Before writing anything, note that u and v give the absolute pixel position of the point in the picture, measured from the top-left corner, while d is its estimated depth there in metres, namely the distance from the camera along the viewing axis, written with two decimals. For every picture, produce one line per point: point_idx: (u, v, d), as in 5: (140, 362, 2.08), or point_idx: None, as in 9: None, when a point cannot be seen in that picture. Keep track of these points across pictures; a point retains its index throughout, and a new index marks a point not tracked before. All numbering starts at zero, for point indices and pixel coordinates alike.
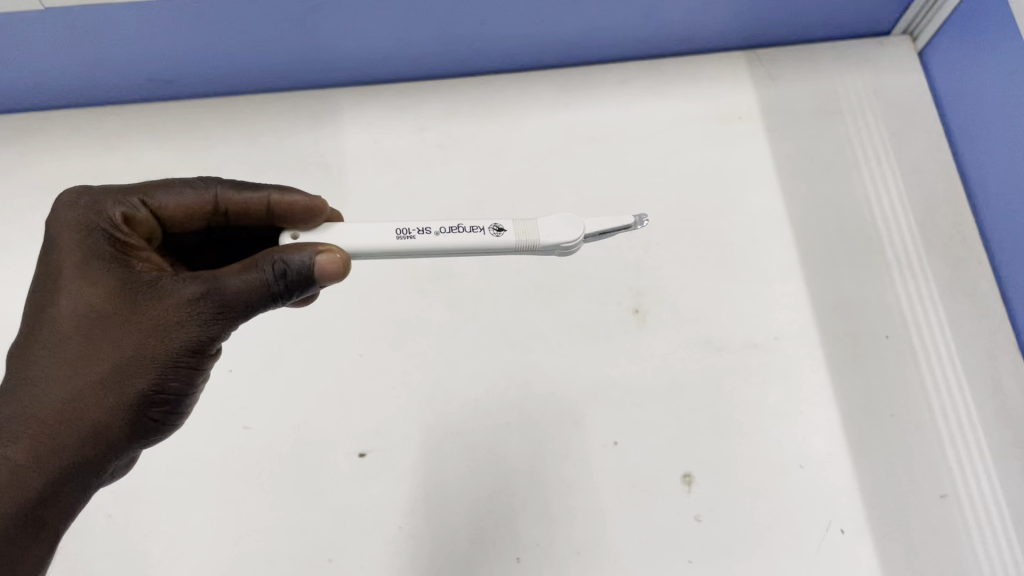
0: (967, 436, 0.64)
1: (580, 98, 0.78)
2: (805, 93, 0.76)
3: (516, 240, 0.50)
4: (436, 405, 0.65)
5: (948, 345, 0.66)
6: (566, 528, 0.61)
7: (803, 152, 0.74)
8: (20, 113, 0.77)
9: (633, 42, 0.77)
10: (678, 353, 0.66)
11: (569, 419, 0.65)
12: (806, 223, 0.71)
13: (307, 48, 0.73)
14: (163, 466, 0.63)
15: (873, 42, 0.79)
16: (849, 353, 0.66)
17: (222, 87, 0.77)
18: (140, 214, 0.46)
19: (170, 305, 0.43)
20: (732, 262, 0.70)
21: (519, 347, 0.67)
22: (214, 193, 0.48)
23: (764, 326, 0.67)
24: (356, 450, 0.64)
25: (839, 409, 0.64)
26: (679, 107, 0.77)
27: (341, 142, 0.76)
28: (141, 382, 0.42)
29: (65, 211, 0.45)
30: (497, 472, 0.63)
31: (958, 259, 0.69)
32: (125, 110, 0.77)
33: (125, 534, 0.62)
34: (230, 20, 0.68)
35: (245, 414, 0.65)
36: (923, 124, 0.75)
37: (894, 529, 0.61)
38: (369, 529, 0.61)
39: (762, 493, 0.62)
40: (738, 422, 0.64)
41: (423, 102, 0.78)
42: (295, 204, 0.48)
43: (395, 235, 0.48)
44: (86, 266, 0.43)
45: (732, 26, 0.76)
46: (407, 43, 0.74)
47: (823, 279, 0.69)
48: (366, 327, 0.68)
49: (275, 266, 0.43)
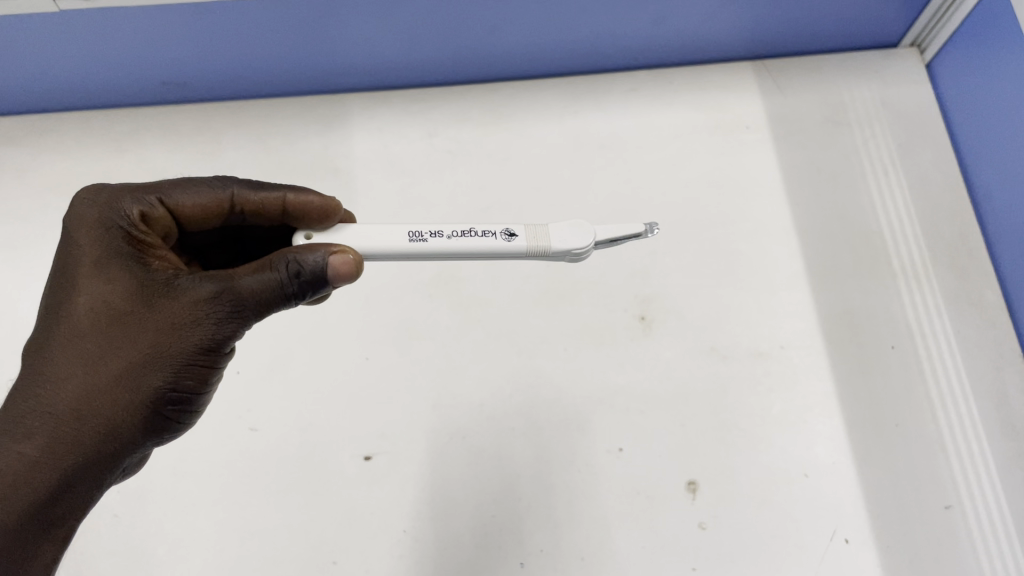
0: (972, 448, 0.63)
1: (587, 106, 0.78)
2: (812, 105, 0.77)
3: (528, 246, 0.51)
4: (442, 409, 0.65)
5: (953, 355, 0.66)
6: (571, 535, 0.61)
7: (810, 161, 0.75)
8: (33, 114, 0.78)
9: (641, 51, 0.78)
10: (684, 360, 0.67)
11: (574, 425, 0.65)
12: (812, 232, 0.72)
13: (318, 52, 0.73)
14: (168, 467, 0.64)
15: (880, 55, 0.80)
16: (855, 363, 0.66)
17: (235, 90, 0.78)
18: (156, 212, 0.46)
19: (187, 304, 0.43)
20: (738, 270, 0.70)
21: (525, 353, 0.67)
22: (230, 192, 0.48)
23: (769, 334, 0.67)
24: (361, 453, 0.64)
25: (843, 418, 0.64)
26: (686, 116, 0.77)
27: (351, 147, 0.77)
28: (156, 380, 0.43)
29: (84, 207, 0.45)
30: (502, 477, 0.63)
31: (965, 270, 0.70)
32: (137, 112, 0.78)
33: (131, 534, 0.62)
34: (242, 24, 0.68)
35: (252, 415, 0.66)
36: (930, 136, 0.75)
37: (897, 539, 0.61)
38: (374, 532, 0.62)
39: (766, 502, 0.62)
40: (743, 430, 0.64)
41: (433, 109, 0.78)
42: (309, 204, 0.49)
43: (408, 238, 0.49)
44: (103, 264, 0.44)
45: (741, 38, 0.77)
46: (418, 49, 0.74)
47: (830, 288, 0.69)
48: (373, 329, 0.69)
49: (289, 267, 0.44)
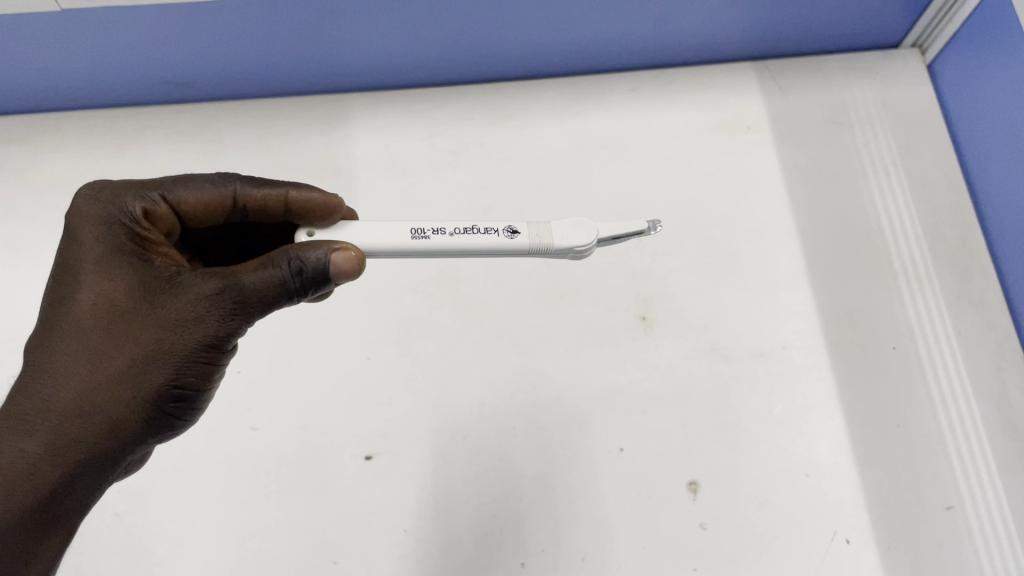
0: (973, 448, 0.63)
1: (589, 106, 0.78)
2: (813, 105, 0.77)
3: (530, 243, 0.51)
4: (443, 409, 0.65)
5: (954, 356, 0.66)
6: (572, 535, 0.61)
7: (811, 162, 0.75)
8: (35, 114, 0.78)
9: (643, 51, 0.78)
10: (685, 360, 0.67)
11: (575, 424, 0.65)
12: (813, 231, 0.72)
13: (320, 52, 0.73)
14: (169, 466, 0.64)
15: (881, 55, 0.80)
16: (857, 363, 0.66)
17: (237, 90, 0.78)
18: (159, 208, 0.46)
19: (189, 300, 0.43)
20: (739, 270, 0.70)
21: (526, 352, 0.67)
22: (233, 189, 0.48)
23: (770, 334, 0.67)
24: (362, 453, 0.64)
25: (844, 419, 0.64)
26: (687, 116, 0.77)
27: (352, 146, 0.77)
28: (159, 377, 0.43)
29: (86, 204, 0.45)
30: (503, 477, 0.63)
31: (966, 270, 0.69)
32: (138, 112, 0.78)
33: (131, 533, 0.62)
34: (244, 24, 0.68)
35: (253, 414, 0.66)
36: (931, 136, 0.75)
37: (898, 539, 0.60)
38: (375, 531, 0.62)
39: (767, 502, 0.62)
40: (744, 430, 0.64)
41: (434, 108, 0.78)
42: (312, 201, 0.48)
43: (410, 235, 0.49)
44: (106, 260, 0.44)
45: (742, 38, 0.77)
46: (420, 48, 0.74)
47: (831, 288, 0.69)
48: (374, 329, 0.69)
49: (292, 264, 0.44)
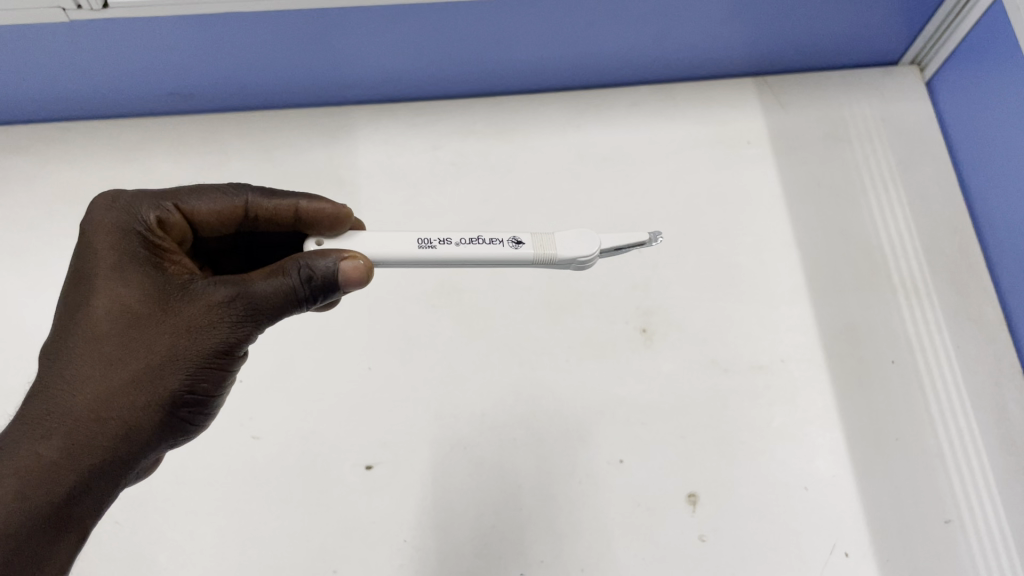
0: (971, 463, 0.64)
1: (590, 121, 0.79)
2: (812, 122, 0.78)
3: (534, 253, 0.51)
4: (444, 420, 0.66)
5: (954, 371, 0.67)
6: (572, 546, 0.61)
7: (810, 176, 0.76)
8: (42, 124, 0.79)
9: (644, 66, 0.79)
10: (684, 372, 0.67)
11: (576, 436, 0.65)
12: (811, 245, 0.72)
13: (325, 65, 0.75)
14: (170, 475, 0.64)
15: (879, 72, 0.81)
16: (855, 376, 0.67)
17: (243, 101, 0.79)
18: (173, 217, 0.47)
19: (203, 306, 0.44)
20: (739, 283, 0.71)
21: (527, 364, 0.68)
22: (245, 199, 0.49)
23: (769, 348, 0.68)
24: (362, 463, 0.64)
25: (843, 431, 0.65)
26: (687, 130, 0.78)
27: (356, 158, 0.78)
28: (173, 382, 0.43)
29: (102, 213, 0.46)
30: (503, 487, 0.63)
31: (963, 285, 0.70)
32: (145, 122, 0.79)
33: (132, 541, 0.62)
34: (251, 37, 0.69)
35: (254, 424, 0.66)
36: (928, 153, 0.76)
37: (897, 553, 0.61)
38: (375, 541, 0.62)
39: (766, 515, 0.62)
40: (743, 442, 0.65)
41: (438, 121, 0.79)
42: (322, 211, 0.49)
43: (417, 245, 0.49)
44: (121, 267, 0.44)
45: (742, 54, 0.78)
46: (424, 62, 0.75)
47: (830, 302, 0.70)
48: (376, 339, 0.69)
49: (301, 272, 0.44)
